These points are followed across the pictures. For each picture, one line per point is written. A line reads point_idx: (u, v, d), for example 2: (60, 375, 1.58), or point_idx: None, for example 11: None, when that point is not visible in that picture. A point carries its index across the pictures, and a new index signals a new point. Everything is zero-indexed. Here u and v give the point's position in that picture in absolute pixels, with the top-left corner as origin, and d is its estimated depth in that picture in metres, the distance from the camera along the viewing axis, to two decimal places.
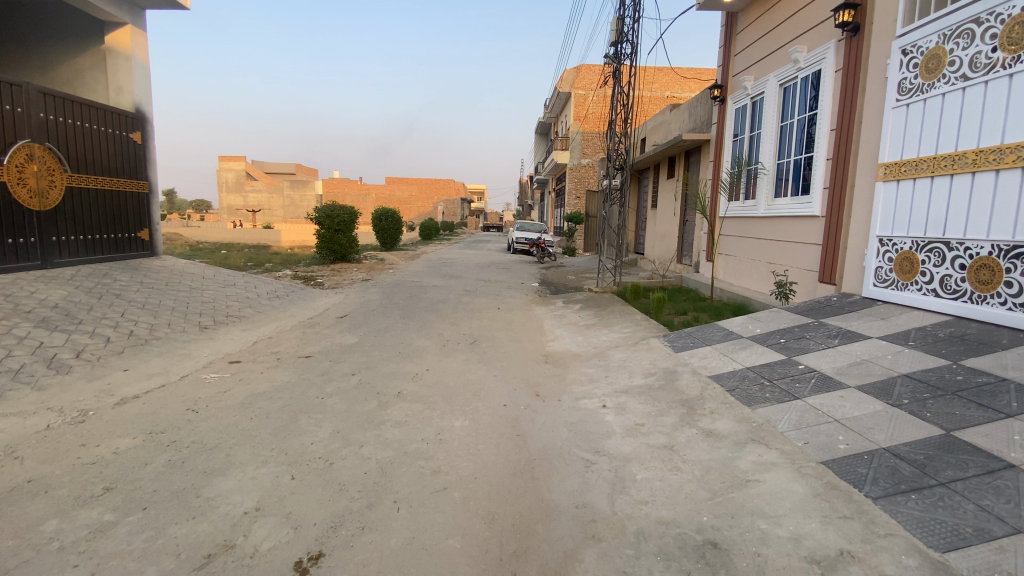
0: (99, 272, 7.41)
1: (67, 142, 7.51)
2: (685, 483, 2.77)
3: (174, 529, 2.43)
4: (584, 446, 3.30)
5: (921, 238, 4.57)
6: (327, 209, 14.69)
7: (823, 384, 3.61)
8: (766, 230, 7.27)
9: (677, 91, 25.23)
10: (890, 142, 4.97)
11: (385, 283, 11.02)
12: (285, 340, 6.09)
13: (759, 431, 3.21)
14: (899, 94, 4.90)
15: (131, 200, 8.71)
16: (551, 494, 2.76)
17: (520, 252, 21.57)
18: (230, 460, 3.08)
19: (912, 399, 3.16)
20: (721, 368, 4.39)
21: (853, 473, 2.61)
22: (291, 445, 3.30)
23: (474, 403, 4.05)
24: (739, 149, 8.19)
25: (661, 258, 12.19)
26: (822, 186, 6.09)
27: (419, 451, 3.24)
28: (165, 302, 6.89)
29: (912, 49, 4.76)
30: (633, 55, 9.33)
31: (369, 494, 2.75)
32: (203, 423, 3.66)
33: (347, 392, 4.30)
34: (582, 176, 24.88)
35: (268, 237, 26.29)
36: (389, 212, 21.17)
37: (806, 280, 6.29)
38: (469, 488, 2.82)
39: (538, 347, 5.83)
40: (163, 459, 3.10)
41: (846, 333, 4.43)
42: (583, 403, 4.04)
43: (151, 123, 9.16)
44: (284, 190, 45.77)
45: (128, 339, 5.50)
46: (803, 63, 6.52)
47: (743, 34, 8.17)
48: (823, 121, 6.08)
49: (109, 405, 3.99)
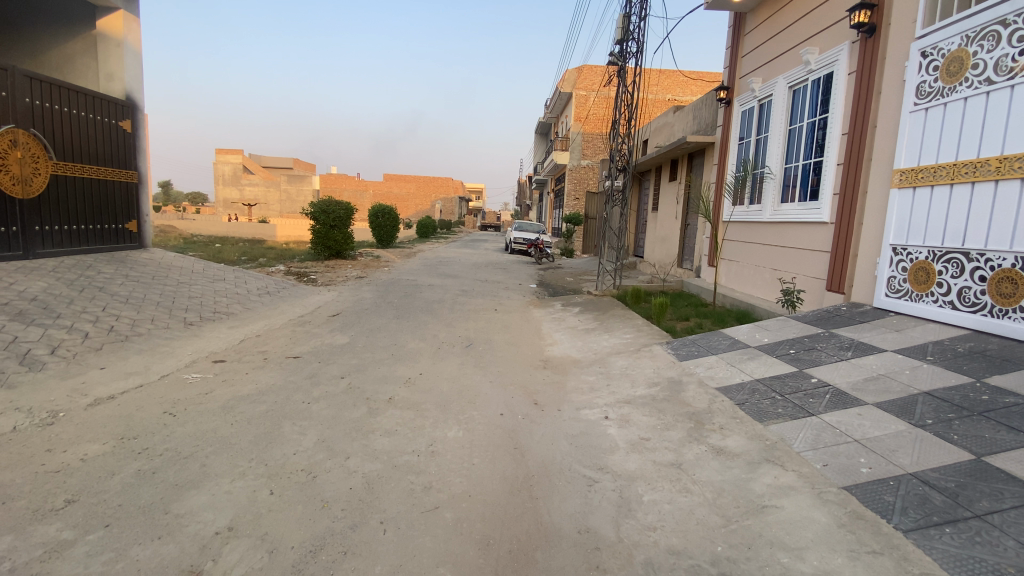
0: (83, 264, 7.13)
1: (53, 129, 7.22)
2: (697, 508, 2.56)
3: (137, 550, 2.19)
4: (586, 462, 3.10)
5: (938, 247, 4.39)
6: (322, 204, 14.42)
7: (838, 400, 3.42)
8: (772, 236, 7.08)
9: (679, 93, 25.13)
10: (906, 148, 4.79)
11: (379, 281, 10.77)
12: (273, 339, 5.84)
13: (772, 450, 3.01)
14: (917, 98, 4.72)
15: (119, 191, 8.44)
16: (551, 516, 2.55)
17: (517, 253, 21.35)
18: (204, 472, 2.85)
19: (936, 420, 2.96)
20: (728, 379, 4.19)
21: (878, 501, 2.42)
22: (272, 455, 3.07)
23: (469, 412, 3.84)
24: (746, 152, 8.00)
25: (661, 262, 12.03)
26: (832, 192, 5.90)
27: (410, 464, 3.02)
28: (150, 297, 6.63)
29: (932, 52, 4.58)
30: (639, 53, 9.11)
31: (353, 513, 2.53)
32: (179, 429, 3.42)
33: (335, 397, 4.08)
34: (582, 177, 24.73)
35: (264, 231, 25.95)
36: (386, 208, 20.92)
37: (813, 288, 6.10)
38: (462, 508, 2.61)
39: (536, 352, 5.62)
40: (131, 469, 2.86)
41: (859, 345, 4.24)
42: (584, 414, 3.83)
43: (142, 111, 8.89)
44: (281, 184, 45.47)
45: (108, 335, 5.25)
46: (815, 65, 6.34)
47: (751, 35, 8.00)
48: (835, 124, 5.89)
49: (81, 407, 3.74)
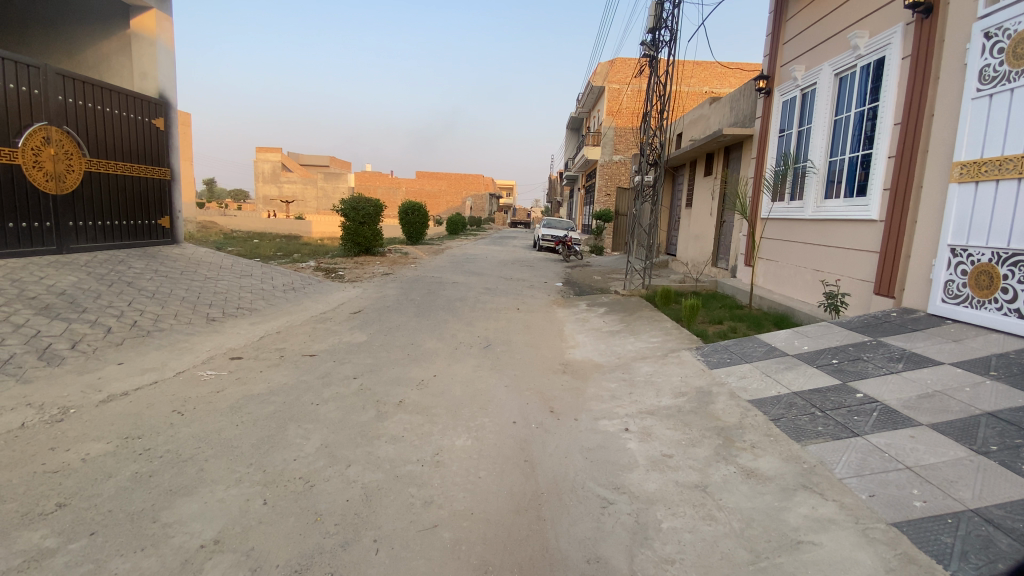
0: (115, 259, 7.29)
1: (87, 126, 7.41)
2: (722, 540, 2.29)
3: (117, 563, 2.09)
4: (601, 480, 2.85)
5: (1003, 249, 3.95)
6: (352, 201, 14.54)
7: (887, 419, 3.07)
8: (814, 234, 6.62)
9: (716, 85, 24.34)
10: (968, 138, 4.31)
11: (405, 278, 10.71)
12: (292, 336, 5.80)
13: (810, 476, 2.69)
14: (980, 83, 4.23)
15: (152, 187, 8.62)
16: (558, 542, 2.32)
17: (546, 250, 21.06)
18: (200, 477, 2.75)
19: (1002, 446, 2.58)
20: (763, 391, 3.86)
21: (933, 542, 2.09)
22: (271, 460, 2.95)
23: (481, 419, 3.64)
24: (787, 145, 7.53)
25: (694, 261, 11.56)
26: (882, 188, 5.43)
27: (412, 475, 2.85)
28: (176, 292, 6.72)
29: (997, 32, 4.11)
30: (672, 42, 8.70)
31: (346, 529, 2.36)
32: (184, 429, 3.35)
33: (344, 399, 3.94)
34: (613, 172, 24.19)
35: (300, 227, 26.48)
36: (416, 205, 20.86)
37: (860, 292, 5.63)
38: (462, 527, 2.41)
39: (557, 355, 5.38)
40: (128, 472, 2.80)
41: (911, 356, 3.84)
42: (602, 425, 3.58)
43: (174, 109, 9.08)
44: (318, 182, 46.58)
45: (130, 330, 5.31)
46: (865, 50, 5.85)
47: (794, 21, 7.51)
48: (887, 114, 5.41)
49: (93, 403, 3.74)
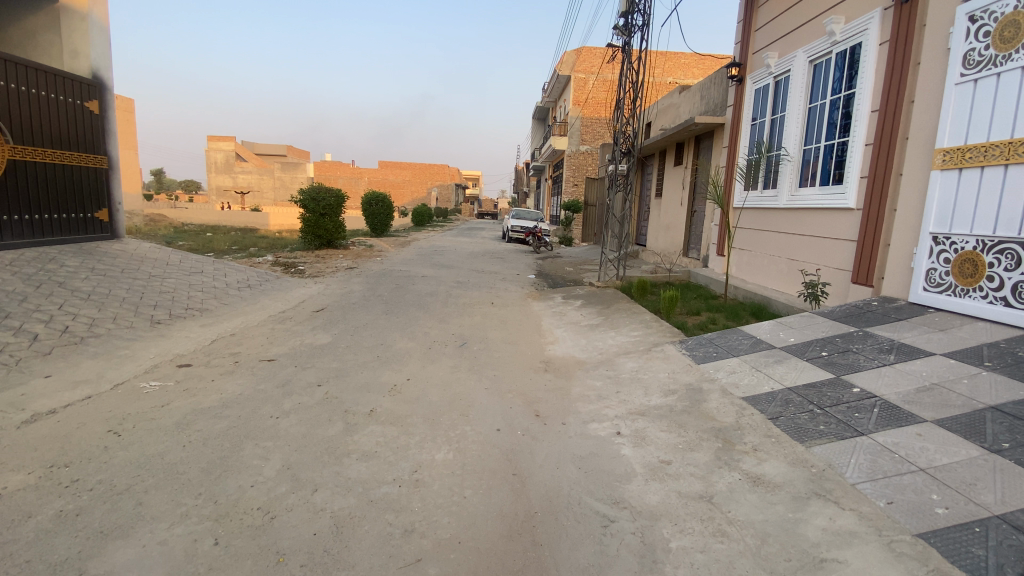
0: (44, 257, 6.58)
1: (9, 109, 6.63)
2: (737, 559, 2.09)
3: None
4: (599, 494, 2.61)
5: (988, 237, 3.90)
6: (312, 191, 13.68)
7: (889, 416, 2.94)
8: (789, 224, 6.57)
9: (680, 75, 24.57)
10: (951, 123, 4.24)
11: (370, 272, 10.21)
12: (248, 339, 5.31)
13: (821, 482, 2.52)
14: (964, 68, 4.16)
15: (87, 177, 7.86)
16: (559, 572, 2.07)
17: (515, 242, 20.77)
18: (138, 514, 2.35)
19: (1014, 443, 2.47)
20: (756, 388, 3.70)
21: (964, 555, 1.93)
22: (225, 488, 2.57)
23: (461, 427, 3.34)
24: (760, 134, 7.46)
25: (665, 251, 11.51)
26: (860, 175, 5.37)
27: (389, 499, 2.53)
28: (116, 292, 6.10)
29: (983, 16, 4.04)
30: (645, 27, 8.49)
31: (314, 570, 2.03)
32: (121, 453, 2.92)
33: (308, 410, 3.56)
34: (580, 163, 24.05)
35: (258, 219, 25.34)
36: (380, 196, 20.18)
37: (838, 281, 5.59)
38: (449, 560, 2.12)
39: (536, 351, 5.13)
40: (51, 511, 2.37)
41: (902, 348, 3.75)
42: (593, 429, 3.35)
43: (110, 92, 8.30)
44: (275, 172, 44.89)
45: (61, 337, 4.74)
46: (840, 36, 5.77)
47: (766, 7, 7.42)
48: (864, 101, 5.34)
49: (12, 425, 3.24)
